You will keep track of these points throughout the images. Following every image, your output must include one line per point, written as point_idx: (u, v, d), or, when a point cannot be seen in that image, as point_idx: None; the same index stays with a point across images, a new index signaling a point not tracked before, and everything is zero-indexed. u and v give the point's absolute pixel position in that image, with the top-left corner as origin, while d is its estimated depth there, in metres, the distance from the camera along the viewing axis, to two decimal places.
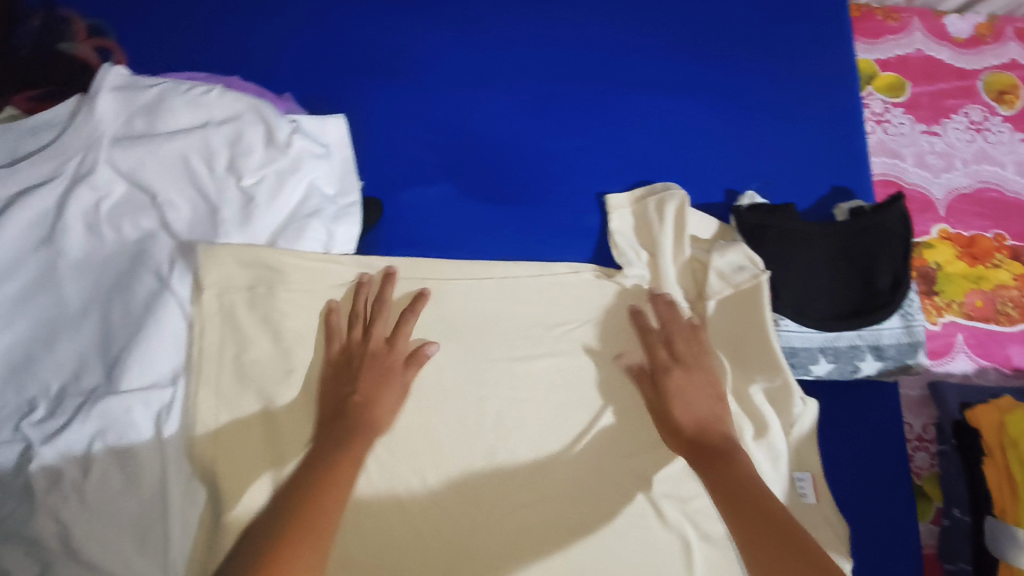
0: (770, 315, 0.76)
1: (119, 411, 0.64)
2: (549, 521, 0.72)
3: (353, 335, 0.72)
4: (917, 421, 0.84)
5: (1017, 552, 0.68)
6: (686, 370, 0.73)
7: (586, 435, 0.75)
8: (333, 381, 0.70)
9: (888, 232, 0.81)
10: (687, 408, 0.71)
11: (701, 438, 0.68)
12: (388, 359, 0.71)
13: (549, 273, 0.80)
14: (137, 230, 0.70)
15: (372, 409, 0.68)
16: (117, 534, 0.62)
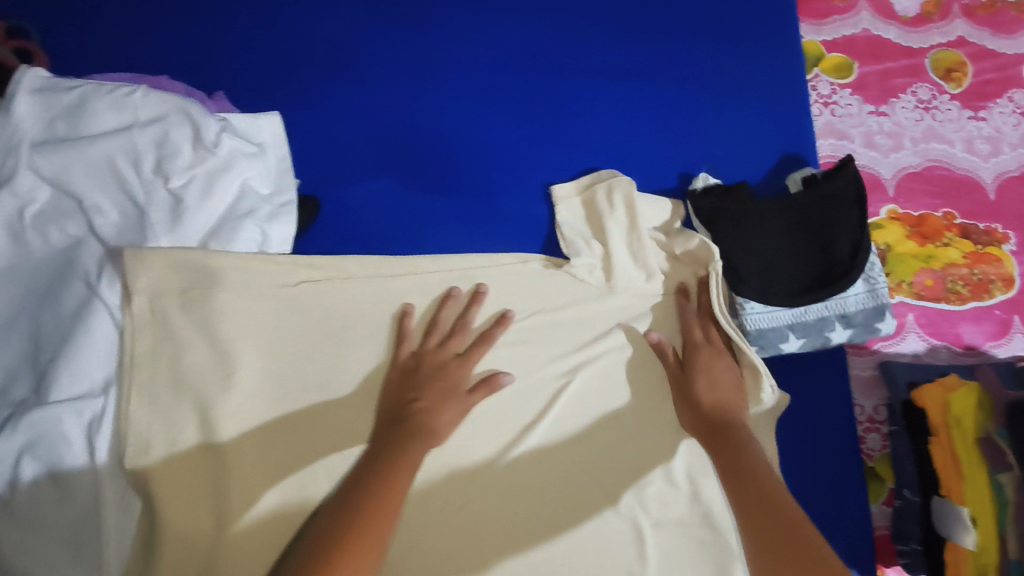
0: (719, 297, 0.76)
1: (50, 422, 0.62)
2: (496, 518, 0.70)
3: (427, 343, 0.73)
4: (868, 402, 0.84)
5: (962, 531, 0.67)
6: (715, 352, 0.75)
7: (536, 428, 0.73)
8: (399, 385, 0.70)
9: (843, 198, 0.79)
10: (708, 384, 0.73)
11: (712, 417, 0.70)
12: (462, 372, 0.71)
13: (497, 264, 0.79)
14: (65, 237, 0.69)
15: (434, 417, 0.68)
16: (48, 548, 0.61)
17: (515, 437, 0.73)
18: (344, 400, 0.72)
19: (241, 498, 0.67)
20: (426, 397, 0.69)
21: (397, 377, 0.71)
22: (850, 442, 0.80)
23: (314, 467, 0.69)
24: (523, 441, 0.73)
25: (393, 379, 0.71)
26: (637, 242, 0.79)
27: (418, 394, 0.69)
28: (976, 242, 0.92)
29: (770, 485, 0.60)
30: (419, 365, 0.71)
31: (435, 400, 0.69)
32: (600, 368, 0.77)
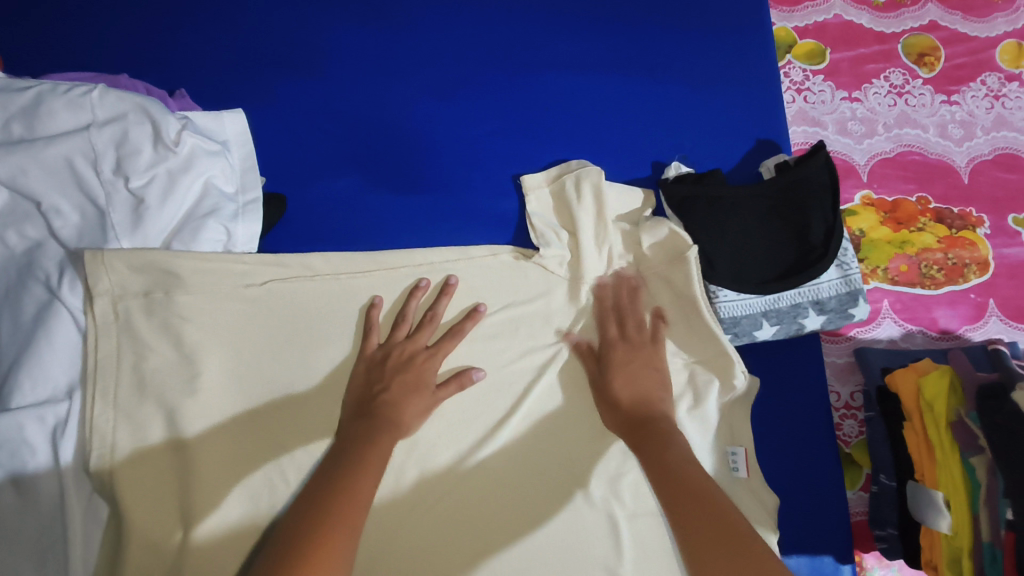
0: (700, 288, 0.74)
1: (12, 429, 0.61)
2: (470, 514, 0.70)
3: (396, 335, 0.72)
4: (844, 389, 0.84)
5: (936, 515, 0.67)
6: (630, 346, 0.74)
7: (506, 423, 0.73)
8: (365, 377, 0.70)
9: (816, 183, 0.79)
10: (626, 380, 0.71)
11: (633, 414, 0.69)
12: (431, 363, 0.71)
13: (466, 257, 0.78)
14: (23, 239, 0.67)
15: (403, 409, 0.68)
16: (14, 555, 0.60)
17: (488, 430, 0.73)
18: (315, 399, 0.72)
19: (209, 497, 0.66)
20: (396, 389, 0.69)
21: (363, 369, 0.70)
22: (826, 429, 0.79)
23: (283, 466, 0.69)
24: (495, 435, 0.73)
25: (359, 372, 0.70)
26: (603, 233, 0.79)
27: (385, 385, 0.69)
28: (950, 226, 0.92)
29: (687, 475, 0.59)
30: (385, 359, 0.71)
31: (399, 394, 0.68)
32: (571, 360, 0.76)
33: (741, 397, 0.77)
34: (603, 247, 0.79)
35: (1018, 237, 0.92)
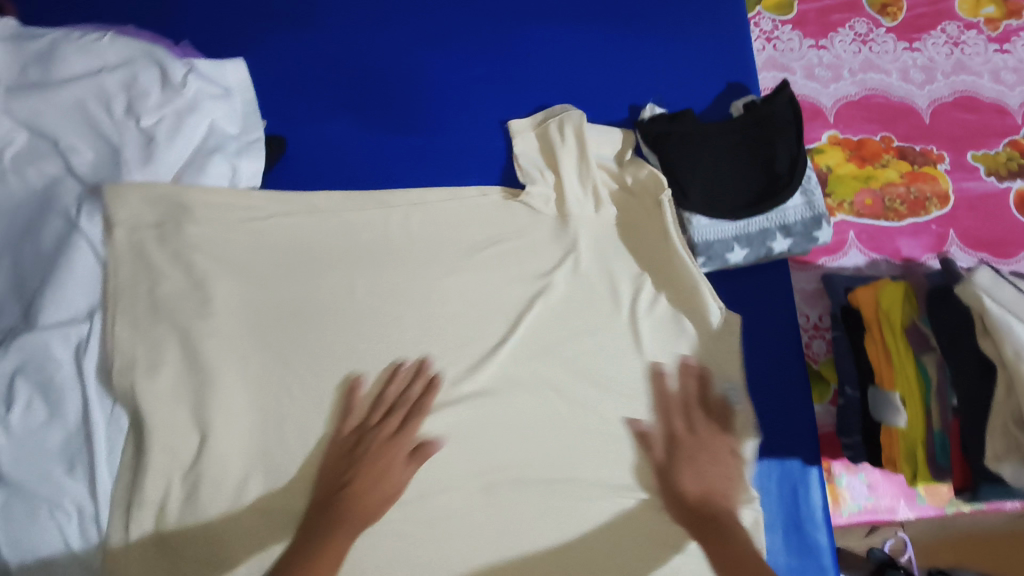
0: (671, 218, 0.81)
1: (38, 345, 0.69)
2: (472, 433, 0.76)
3: (369, 420, 0.74)
4: (812, 311, 0.90)
5: (892, 413, 0.73)
6: (699, 443, 0.77)
7: (502, 346, 0.78)
8: (334, 463, 0.72)
9: (779, 119, 0.85)
10: (694, 475, 0.75)
11: (700, 511, 0.74)
12: (397, 451, 0.73)
13: (459, 198, 0.83)
14: (42, 175, 0.73)
15: (364, 503, 0.70)
16: (46, 457, 0.68)
17: (484, 355, 0.78)
18: (320, 325, 0.77)
19: (227, 416, 0.72)
20: (361, 481, 0.71)
21: (333, 458, 0.72)
22: (793, 347, 0.85)
23: (295, 390, 0.74)
24: (489, 360, 0.78)
25: (330, 457, 0.72)
26: (586, 171, 0.84)
27: (349, 480, 0.71)
28: (912, 163, 0.98)
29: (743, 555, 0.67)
30: (355, 447, 0.72)
31: (358, 487, 0.70)
32: (559, 294, 0.81)
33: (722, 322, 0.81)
34: (587, 182, 0.84)
35: (976, 172, 0.98)
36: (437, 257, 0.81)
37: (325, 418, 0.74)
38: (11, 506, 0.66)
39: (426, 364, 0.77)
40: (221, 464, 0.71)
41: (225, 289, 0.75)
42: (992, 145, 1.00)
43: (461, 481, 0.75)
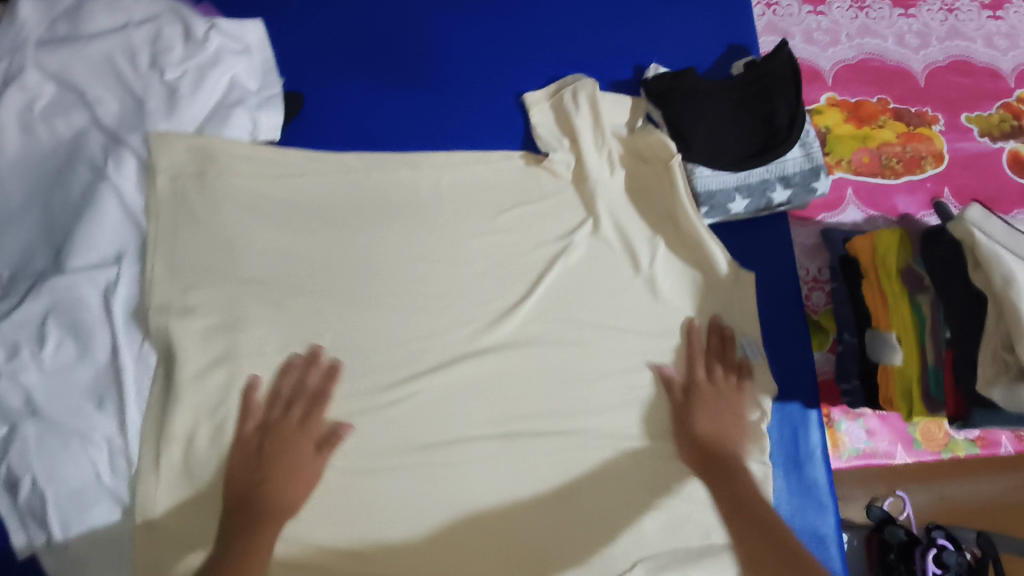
0: (681, 176, 0.84)
1: (67, 286, 0.72)
2: (494, 384, 0.80)
3: (272, 415, 0.74)
4: (812, 264, 0.93)
5: (888, 352, 0.77)
6: (716, 391, 0.81)
7: (524, 303, 0.82)
8: (244, 461, 0.72)
9: (780, 76, 0.87)
10: (709, 419, 0.79)
11: (710, 454, 0.76)
12: (306, 442, 0.73)
13: (486, 161, 0.86)
14: (69, 126, 0.76)
15: (285, 496, 0.70)
16: (77, 393, 0.71)
17: (505, 310, 0.82)
18: (341, 274, 0.80)
19: (253, 363, 0.75)
20: (275, 474, 0.71)
21: (241, 459, 0.72)
22: (794, 297, 0.89)
23: (320, 338, 0.78)
24: (510, 315, 0.81)
25: (238, 456, 0.72)
26: (600, 137, 0.87)
27: (263, 478, 0.71)
28: (908, 124, 1.00)
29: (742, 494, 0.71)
30: (267, 446, 0.72)
31: (277, 481, 0.71)
32: (580, 256, 0.84)
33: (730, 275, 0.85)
34: (602, 149, 0.86)
35: (970, 133, 1.01)
36: (463, 221, 0.84)
37: (353, 369, 0.78)
38: (44, 439, 0.69)
39: (318, 351, 0.77)
40: (244, 405, 0.74)
41: (258, 241, 0.78)
42: (985, 108, 1.03)
43: (480, 428, 0.79)
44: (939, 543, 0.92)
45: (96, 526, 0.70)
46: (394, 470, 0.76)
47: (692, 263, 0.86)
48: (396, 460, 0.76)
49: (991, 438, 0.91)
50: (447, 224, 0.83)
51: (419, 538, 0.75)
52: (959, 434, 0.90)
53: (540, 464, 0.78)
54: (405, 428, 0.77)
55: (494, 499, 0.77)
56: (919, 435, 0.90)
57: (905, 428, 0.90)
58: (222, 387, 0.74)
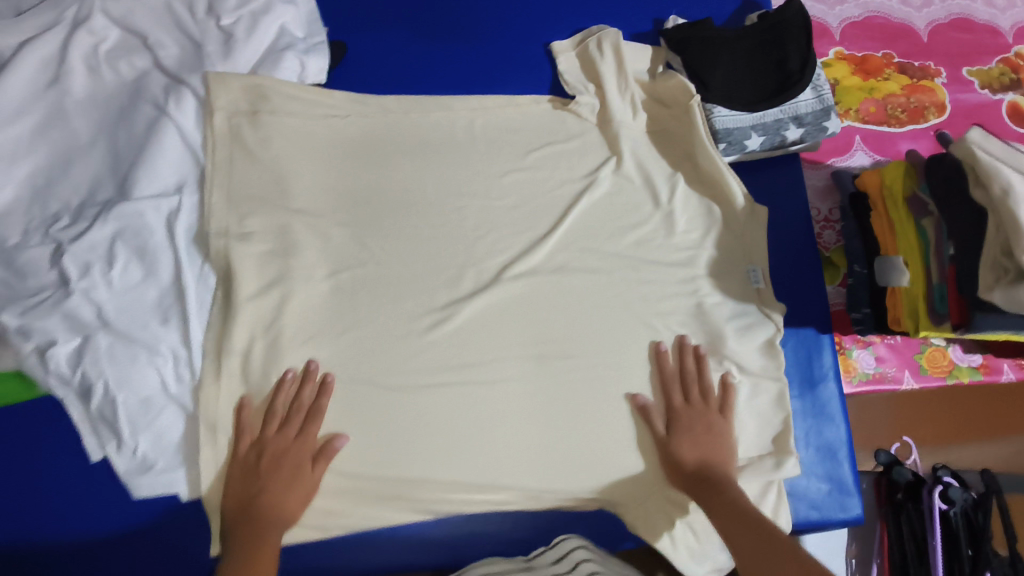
0: (701, 113, 0.89)
1: (134, 212, 0.77)
2: (529, 309, 0.85)
3: (267, 432, 0.76)
4: (824, 205, 1.00)
5: (891, 273, 0.83)
6: (694, 414, 0.82)
7: (553, 234, 0.87)
8: (242, 478, 0.74)
9: (792, 25, 0.92)
10: (693, 444, 0.80)
11: (700, 474, 0.77)
12: (303, 453, 0.75)
13: (515, 105, 0.92)
14: (132, 68, 0.82)
15: (282, 508, 0.73)
16: (145, 311, 0.76)
17: (536, 240, 0.87)
18: (388, 206, 0.85)
19: (303, 289, 0.80)
20: (271, 486, 0.74)
21: (238, 474, 0.75)
22: (807, 233, 0.95)
23: (366, 263, 0.83)
24: (540, 245, 0.87)
25: (235, 474, 0.74)
26: (624, 83, 0.93)
27: (263, 489, 0.73)
28: (911, 77, 1.06)
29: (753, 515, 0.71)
30: (261, 459, 0.75)
31: (275, 493, 0.73)
32: (604, 190, 0.90)
33: (749, 208, 0.91)
34: (625, 94, 0.93)
35: (971, 85, 1.07)
36: (495, 158, 0.90)
37: (394, 294, 0.82)
38: (113, 352, 0.74)
39: (312, 368, 0.78)
40: (299, 323, 0.79)
41: (307, 178, 0.84)
42: (986, 62, 1.08)
43: (516, 347, 0.83)
44: (945, 481, 1.05)
45: (163, 430, 0.75)
46: (442, 387, 0.81)
47: (711, 199, 0.92)
48: (434, 379, 0.81)
49: (994, 365, 0.97)
50: (481, 162, 0.89)
51: (460, 449, 0.80)
52: (962, 360, 0.96)
53: (571, 384, 0.83)
54: (447, 348, 0.82)
55: (529, 414, 0.82)
56: (925, 362, 0.96)
57: (912, 356, 0.96)
58: (276, 306, 0.79)
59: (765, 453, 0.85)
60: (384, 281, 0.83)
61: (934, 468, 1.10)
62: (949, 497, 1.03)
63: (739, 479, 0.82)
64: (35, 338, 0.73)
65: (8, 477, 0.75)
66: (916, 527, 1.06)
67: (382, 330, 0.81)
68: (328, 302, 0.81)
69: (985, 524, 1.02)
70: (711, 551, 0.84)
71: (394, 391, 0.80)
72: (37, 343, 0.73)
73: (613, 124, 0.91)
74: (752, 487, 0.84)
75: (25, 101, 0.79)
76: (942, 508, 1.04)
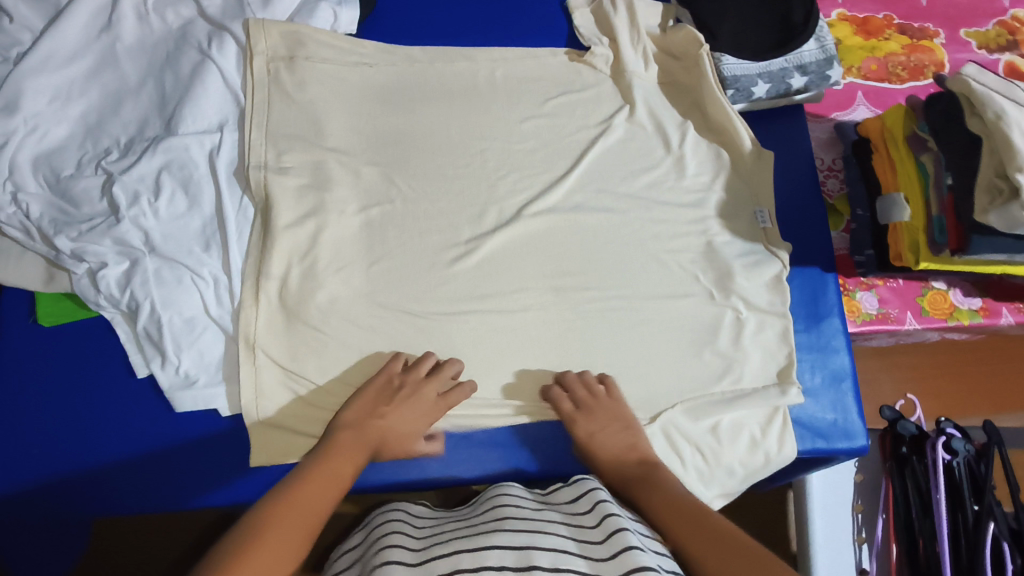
0: (710, 62, 0.95)
1: (180, 147, 0.83)
2: (547, 244, 0.89)
3: (413, 375, 0.79)
4: (827, 155, 1.05)
5: (888, 209, 0.88)
6: (590, 416, 0.80)
7: (569, 176, 0.92)
8: (375, 396, 0.77)
9: None
10: (604, 445, 0.79)
11: (625, 466, 0.77)
12: (431, 414, 0.78)
13: (534, 56, 0.98)
14: (178, 17, 0.89)
15: (388, 441, 0.76)
16: (189, 238, 0.81)
17: (554, 180, 0.92)
18: (415, 148, 0.90)
19: (333, 221, 0.85)
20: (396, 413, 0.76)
21: (373, 392, 0.77)
22: (811, 179, 1.00)
23: (395, 199, 0.88)
24: (557, 185, 0.91)
25: (372, 389, 0.77)
26: (637, 36, 0.99)
27: (384, 413, 0.76)
28: (912, 37, 1.11)
29: (680, 496, 0.72)
30: (391, 392, 0.78)
31: (393, 422, 0.76)
32: (618, 136, 0.95)
33: (756, 152, 0.96)
34: (638, 47, 0.99)
35: (969, 46, 1.11)
36: (515, 106, 0.95)
37: (419, 229, 0.87)
38: (159, 275, 0.79)
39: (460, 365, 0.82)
40: (332, 253, 0.84)
41: (339, 121, 0.90)
42: (983, 24, 1.13)
43: (536, 279, 0.88)
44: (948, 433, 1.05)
45: (205, 349, 0.80)
46: (467, 314, 0.85)
47: (720, 146, 0.97)
48: (458, 307, 0.85)
49: (994, 308, 1.00)
50: (503, 107, 0.95)
51: (482, 372, 0.84)
52: (962, 302, 0.99)
53: (588, 314, 0.87)
54: (472, 278, 0.86)
55: (548, 341, 0.86)
56: (927, 304, 0.99)
57: (914, 298, 0.99)
58: (311, 236, 0.84)
59: (771, 382, 0.88)
60: (410, 217, 0.87)
61: (937, 418, 1.08)
62: (952, 448, 1.03)
63: (744, 405, 0.86)
64: (88, 261, 0.78)
65: (58, 394, 0.80)
66: (920, 480, 1.05)
67: (408, 260, 0.86)
68: (358, 234, 0.86)
69: (988, 472, 1.02)
70: (720, 475, 0.84)
71: (423, 317, 0.84)
72: (90, 265, 0.78)
73: (626, 75, 0.97)
74: (758, 414, 0.87)
75: (79, 48, 0.86)
76: (946, 459, 1.03)
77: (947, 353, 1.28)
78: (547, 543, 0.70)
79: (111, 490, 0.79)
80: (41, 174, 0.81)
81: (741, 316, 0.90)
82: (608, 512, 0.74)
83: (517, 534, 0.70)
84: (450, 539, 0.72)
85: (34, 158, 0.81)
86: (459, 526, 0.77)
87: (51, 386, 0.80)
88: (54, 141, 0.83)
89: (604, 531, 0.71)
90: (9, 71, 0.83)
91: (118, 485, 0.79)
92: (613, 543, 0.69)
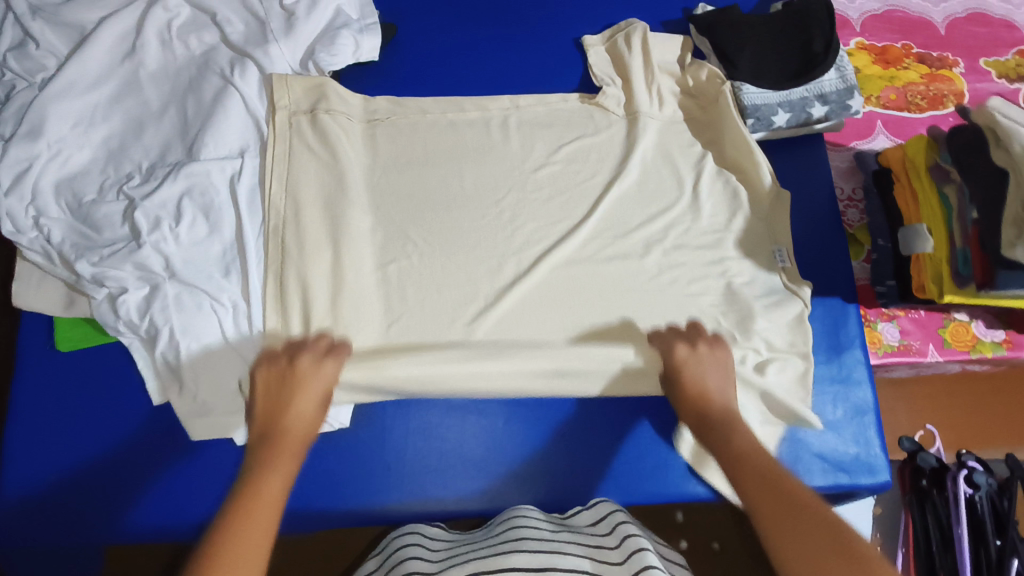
0: (732, 99, 0.96)
1: (201, 172, 0.83)
2: (565, 281, 0.89)
3: (290, 352, 0.78)
4: (847, 184, 1.05)
5: (910, 239, 0.88)
6: (692, 349, 0.83)
7: (589, 215, 0.92)
8: (269, 385, 0.75)
9: (817, 13, 0.99)
10: (696, 376, 0.80)
11: (705, 411, 0.76)
12: (320, 377, 0.77)
13: (546, 103, 0.98)
14: (201, 43, 0.90)
15: (301, 420, 0.73)
16: (208, 264, 0.81)
17: (572, 217, 0.92)
18: (433, 180, 0.91)
19: (353, 256, 0.85)
20: (298, 398, 0.74)
21: (265, 384, 0.75)
22: (830, 213, 0.99)
23: (413, 237, 0.88)
24: (573, 232, 0.91)
25: (264, 383, 0.75)
26: (650, 77, 0.99)
27: (286, 398, 0.74)
28: (930, 66, 1.11)
29: (756, 454, 0.67)
30: (283, 375, 0.76)
31: (295, 402, 0.74)
32: (636, 171, 0.95)
33: (776, 188, 0.95)
34: (652, 87, 0.99)
35: (988, 75, 1.11)
36: (533, 140, 0.96)
37: (436, 264, 0.87)
38: (178, 300, 0.79)
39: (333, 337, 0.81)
40: (352, 285, 0.84)
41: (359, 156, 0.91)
42: (1001, 54, 1.12)
43: (553, 314, 0.87)
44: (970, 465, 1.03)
45: (221, 379, 0.79)
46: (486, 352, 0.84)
47: (738, 181, 0.96)
48: (476, 338, 0.85)
49: (1016, 341, 0.98)
50: (520, 142, 0.95)
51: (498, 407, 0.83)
52: (985, 335, 0.98)
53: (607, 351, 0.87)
54: (489, 308, 0.86)
55: (567, 377, 0.85)
56: (949, 336, 0.98)
57: (936, 330, 0.98)
58: (329, 270, 0.84)
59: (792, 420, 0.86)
60: (428, 254, 0.88)
61: (958, 451, 1.05)
62: (974, 481, 1.00)
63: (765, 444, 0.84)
64: (108, 285, 0.78)
65: (76, 419, 0.80)
66: (941, 515, 1.03)
67: (427, 296, 0.86)
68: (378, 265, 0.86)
69: (1011, 508, 1.00)
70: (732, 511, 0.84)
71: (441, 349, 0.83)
72: (110, 289, 0.78)
73: (643, 112, 0.97)
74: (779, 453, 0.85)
75: (103, 73, 0.86)
76: (968, 493, 1.00)
77: (964, 381, 1.27)
78: (565, 563, 0.69)
79: (125, 517, 0.78)
80: (64, 198, 0.81)
81: (762, 355, 0.88)
82: (629, 532, 0.74)
83: (535, 553, 0.70)
84: (467, 558, 0.71)
85: (56, 183, 0.82)
86: (477, 546, 0.76)
87: (66, 412, 0.80)
88: (75, 166, 0.83)
89: (624, 552, 0.71)
90: (33, 96, 0.83)
91: (131, 513, 0.78)
92: (634, 563, 0.68)
